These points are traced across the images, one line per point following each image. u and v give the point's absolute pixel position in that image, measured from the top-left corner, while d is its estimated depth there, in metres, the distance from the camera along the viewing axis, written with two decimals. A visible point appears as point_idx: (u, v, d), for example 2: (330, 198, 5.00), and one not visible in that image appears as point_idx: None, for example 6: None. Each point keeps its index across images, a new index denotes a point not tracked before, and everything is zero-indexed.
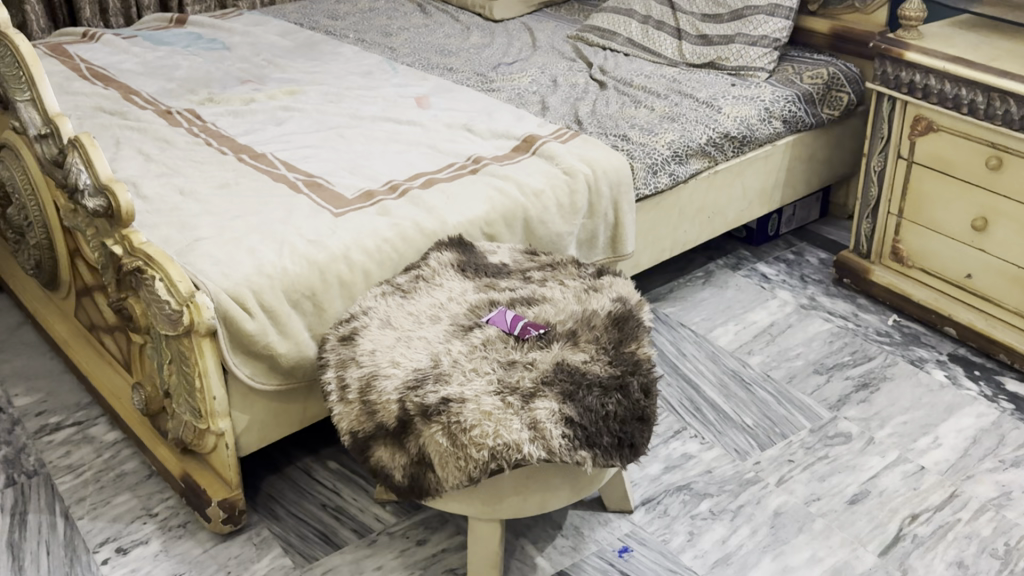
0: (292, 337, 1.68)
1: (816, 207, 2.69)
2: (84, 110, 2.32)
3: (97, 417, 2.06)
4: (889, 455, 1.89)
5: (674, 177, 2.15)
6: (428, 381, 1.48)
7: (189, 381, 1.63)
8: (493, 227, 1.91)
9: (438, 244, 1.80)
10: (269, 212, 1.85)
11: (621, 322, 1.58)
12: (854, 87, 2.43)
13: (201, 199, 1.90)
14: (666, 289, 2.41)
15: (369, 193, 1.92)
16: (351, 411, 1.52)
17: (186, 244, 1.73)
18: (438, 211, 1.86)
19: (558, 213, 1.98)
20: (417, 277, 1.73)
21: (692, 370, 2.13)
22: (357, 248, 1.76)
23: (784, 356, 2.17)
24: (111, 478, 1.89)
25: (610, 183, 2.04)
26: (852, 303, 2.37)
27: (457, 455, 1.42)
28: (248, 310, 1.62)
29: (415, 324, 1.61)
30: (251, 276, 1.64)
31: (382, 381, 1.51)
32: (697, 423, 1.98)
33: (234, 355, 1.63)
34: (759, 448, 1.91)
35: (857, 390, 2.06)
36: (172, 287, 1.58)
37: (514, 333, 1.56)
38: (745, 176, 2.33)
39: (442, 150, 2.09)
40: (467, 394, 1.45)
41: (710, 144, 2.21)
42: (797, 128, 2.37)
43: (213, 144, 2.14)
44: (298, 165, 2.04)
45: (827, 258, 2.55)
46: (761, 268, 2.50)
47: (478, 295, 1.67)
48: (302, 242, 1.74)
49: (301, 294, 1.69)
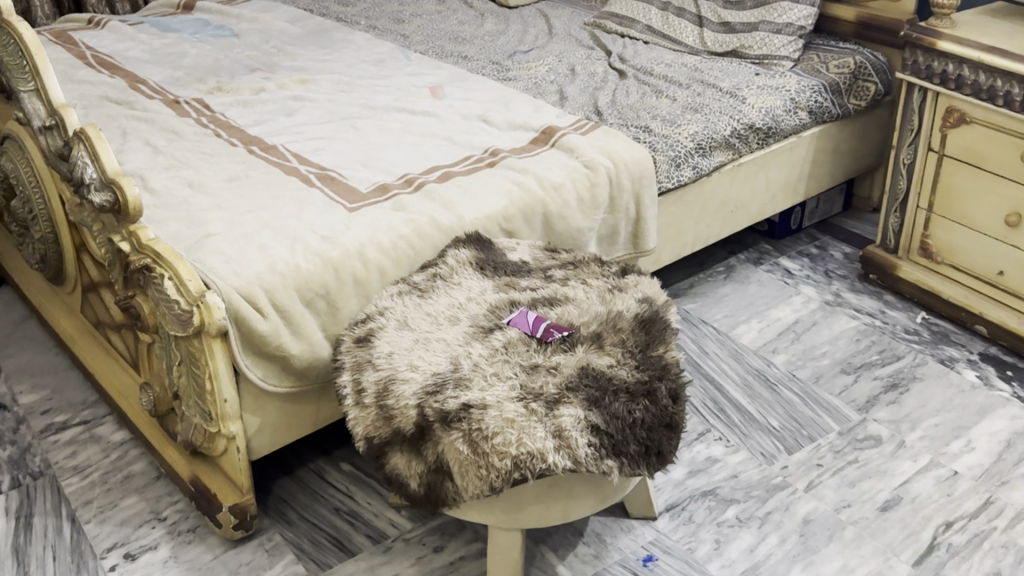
0: (305, 337, 1.62)
1: (839, 200, 2.62)
2: (91, 99, 2.26)
3: (104, 416, 2.01)
4: (921, 459, 1.83)
5: (698, 170, 2.08)
6: (448, 386, 1.42)
7: (198, 383, 1.57)
8: (512, 223, 1.84)
9: (456, 240, 1.74)
10: (281, 208, 1.79)
11: (648, 324, 1.52)
12: (881, 76, 2.36)
13: (210, 193, 1.84)
14: (686, 285, 2.34)
15: (384, 186, 1.86)
16: (368, 416, 1.46)
17: (195, 241, 1.67)
18: (455, 206, 1.80)
19: (579, 208, 1.92)
20: (435, 276, 1.67)
21: (715, 369, 2.06)
22: (372, 244, 1.70)
23: (809, 355, 2.11)
24: (119, 479, 1.84)
25: (632, 176, 1.97)
26: (879, 300, 2.30)
27: (478, 465, 1.36)
28: (261, 310, 1.57)
29: (433, 324, 1.55)
30: (263, 274, 1.59)
31: (399, 385, 1.45)
32: (722, 425, 1.92)
33: (246, 357, 1.57)
34: (786, 451, 1.85)
35: (886, 391, 2.00)
36: (182, 285, 1.52)
37: (537, 335, 1.50)
38: (770, 169, 2.26)
39: (458, 143, 2.03)
40: (488, 399, 1.39)
41: (735, 136, 2.15)
42: (823, 118, 2.30)
43: (223, 135, 2.07)
44: (310, 157, 1.98)
45: (852, 252, 2.48)
46: (784, 263, 2.44)
47: (498, 295, 1.61)
48: (315, 239, 1.68)
49: (315, 294, 1.63)
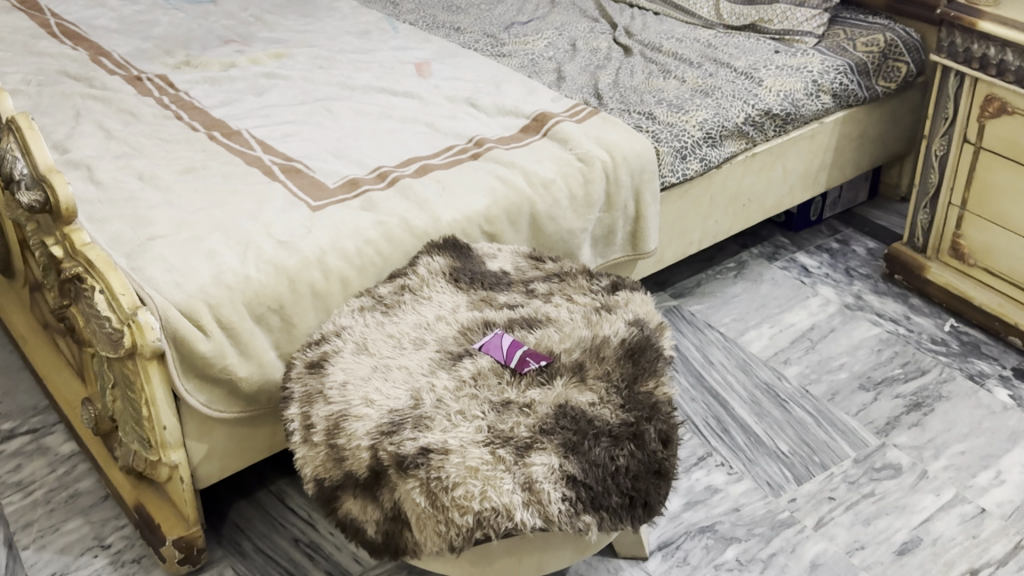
0: (255, 357, 1.45)
1: (864, 188, 2.41)
2: (47, 74, 2.08)
3: (54, 424, 1.85)
4: (944, 493, 1.65)
5: (706, 162, 1.88)
6: (406, 426, 1.25)
7: (135, 409, 1.41)
8: (495, 225, 1.66)
9: (429, 246, 1.55)
10: (237, 205, 1.61)
11: (638, 352, 1.33)
12: (914, 55, 2.14)
13: (162, 186, 1.67)
14: (693, 283, 2.15)
15: (353, 181, 1.68)
16: (317, 455, 1.29)
17: (137, 245, 1.50)
18: (430, 205, 1.62)
19: (571, 207, 1.72)
20: (403, 288, 1.49)
21: (719, 381, 1.88)
22: (334, 251, 1.52)
23: (825, 367, 1.92)
24: (64, 499, 1.69)
25: (632, 171, 1.78)
26: (904, 303, 2.10)
27: (436, 519, 1.19)
28: (203, 329, 1.40)
29: (396, 349, 1.37)
30: (208, 286, 1.42)
31: (352, 422, 1.27)
32: (725, 448, 1.74)
33: (187, 381, 1.40)
34: (794, 481, 1.67)
35: (908, 411, 1.82)
36: (113, 300, 1.35)
37: (510, 365, 1.32)
38: (787, 158, 2.05)
39: (440, 130, 1.83)
40: (450, 443, 1.22)
41: (748, 123, 1.94)
42: (848, 102, 2.09)
43: (184, 118, 1.89)
44: (275, 145, 1.80)
45: (876, 248, 2.27)
46: (802, 259, 2.24)
47: (471, 313, 1.43)
48: (271, 244, 1.50)
49: (267, 308, 1.46)
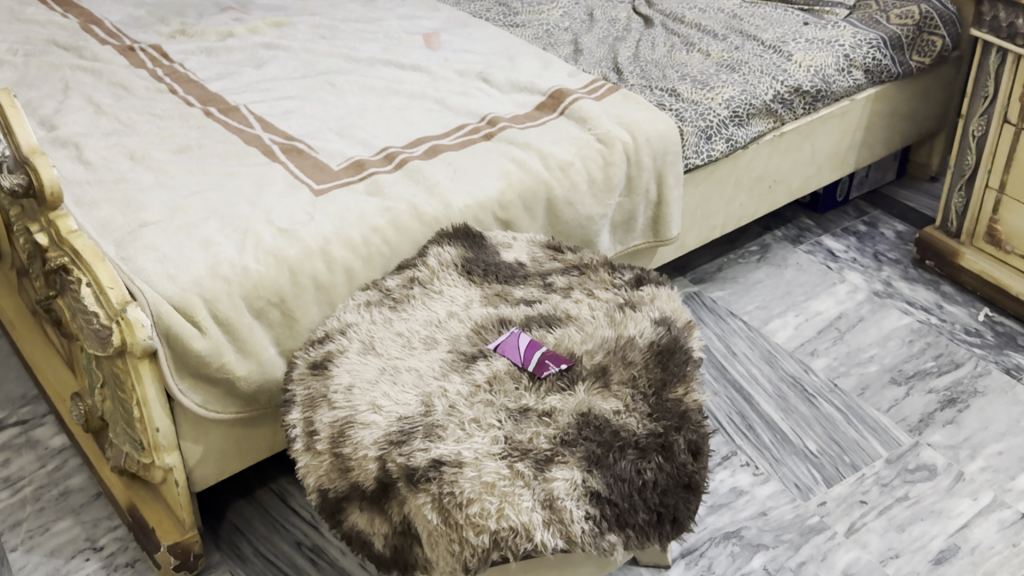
0: (254, 355, 1.36)
1: (892, 167, 2.30)
2: (35, 43, 1.96)
3: (44, 415, 1.76)
4: (982, 498, 1.56)
5: (732, 143, 1.77)
6: (417, 435, 1.16)
7: (126, 409, 1.32)
8: (509, 211, 1.55)
9: (439, 235, 1.45)
10: (235, 188, 1.51)
11: (666, 356, 1.24)
12: (950, 29, 2.02)
13: (154, 166, 1.56)
14: (714, 268, 2.06)
15: (359, 163, 1.57)
16: (321, 465, 1.20)
17: (128, 233, 1.40)
18: (441, 190, 1.51)
19: (590, 192, 1.62)
20: (412, 281, 1.39)
21: (744, 374, 1.79)
22: (338, 240, 1.42)
23: (854, 359, 1.83)
24: (54, 497, 1.60)
25: (654, 152, 1.67)
26: (936, 291, 2.00)
27: (449, 538, 1.10)
28: (199, 325, 1.30)
29: (405, 349, 1.28)
30: (203, 279, 1.32)
31: (358, 430, 1.18)
32: (750, 447, 1.65)
33: (181, 381, 1.31)
34: (824, 483, 1.58)
35: (942, 408, 1.72)
36: (101, 294, 1.26)
37: (528, 368, 1.23)
38: (816, 138, 1.94)
39: (450, 107, 1.73)
40: (465, 455, 1.13)
41: (777, 100, 1.83)
42: (880, 79, 1.97)
43: (179, 92, 1.78)
44: (276, 123, 1.69)
45: (906, 231, 2.17)
46: (827, 242, 2.14)
47: (485, 309, 1.33)
48: (271, 232, 1.40)
49: (267, 302, 1.36)
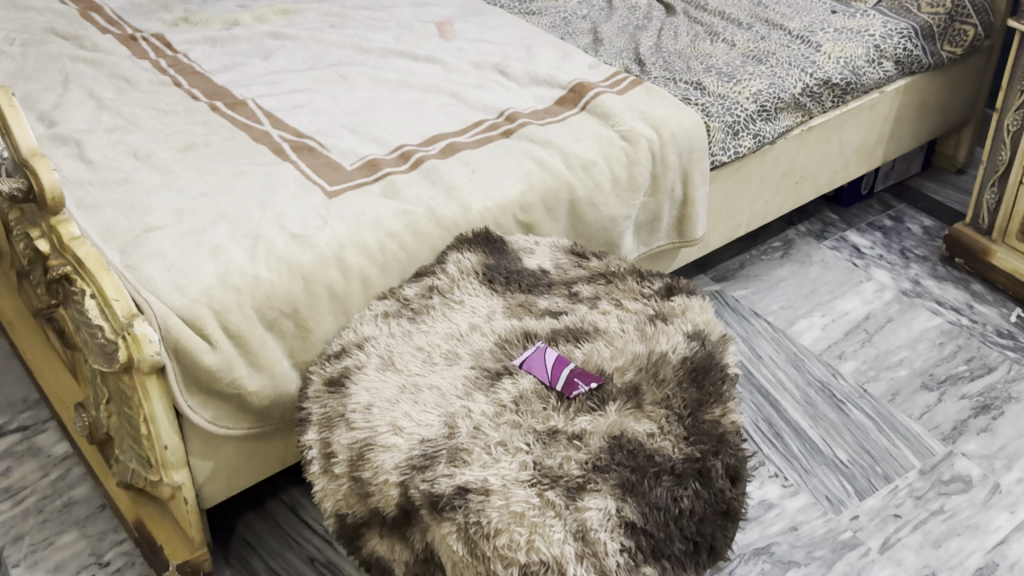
0: (266, 368, 1.29)
1: (918, 159, 2.23)
2: (33, 31, 1.89)
3: (46, 421, 1.70)
4: (1019, 511, 1.50)
5: (760, 139, 1.70)
6: (440, 460, 1.10)
7: (133, 426, 1.26)
8: (531, 213, 1.49)
9: (459, 240, 1.39)
10: (244, 190, 1.44)
11: (701, 374, 1.18)
12: (983, 18, 1.94)
13: (159, 166, 1.49)
14: (736, 265, 1.99)
15: (373, 162, 1.51)
16: (339, 489, 1.14)
17: (133, 239, 1.34)
18: (459, 192, 1.45)
19: (614, 192, 1.55)
20: (431, 289, 1.33)
21: (770, 379, 1.73)
22: (353, 246, 1.36)
23: (883, 363, 1.77)
24: (57, 509, 1.54)
25: (681, 150, 1.60)
26: (966, 290, 1.94)
27: (476, 570, 1.04)
28: (209, 339, 1.24)
29: (425, 365, 1.21)
30: (213, 290, 1.26)
31: (378, 453, 1.12)
32: (778, 457, 1.59)
33: (191, 397, 1.25)
34: (856, 496, 1.53)
35: (976, 415, 1.67)
36: (106, 307, 1.19)
37: (556, 387, 1.17)
38: (844, 131, 1.87)
39: (466, 102, 1.66)
40: (492, 483, 1.07)
41: (806, 94, 1.76)
42: (911, 70, 1.90)
43: (184, 85, 1.71)
44: (285, 118, 1.62)
45: (933, 226, 2.11)
46: (853, 238, 2.07)
47: (509, 322, 1.27)
48: (283, 238, 1.34)
49: (279, 312, 1.30)
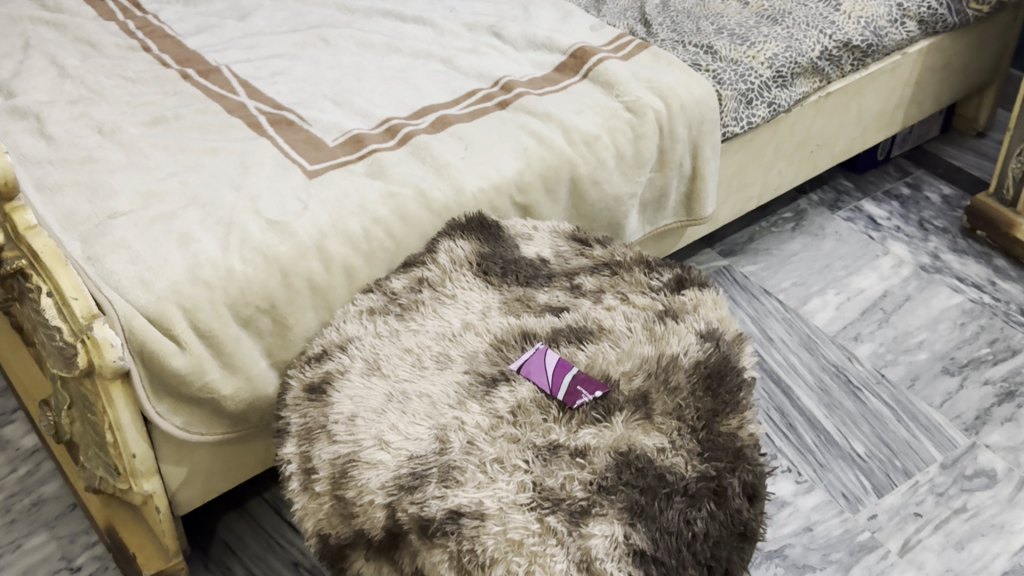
0: (241, 370, 1.19)
1: (937, 122, 2.11)
2: None
3: (15, 411, 1.60)
4: None
5: (775, 107, 1.58)
6: (431, 480, 1.00)
7: (98, 433, 1.16)
8: (529, 194, 1.38)
9: (451, 226, 1.28)
10: (217, 169, 1.32)
11: (715, 380, 1.08)
12: None
13: (125, 142, 1.37)
14: (745, 238, 1.88)
15: (358, 138, 1.39)
16: (320, 508, 1.04)
17: (95, 227, 1.22)
18: (451, 171, 1.33)
19: (619, 168, 1.44)
20: (421, 283, 1.23)
21: (782, 364, 1.64)
22: (336, 234, 1.25)
23: (901, 345, 1.67)
24: (26, 508, 1.45)
25: (690, 121, 1.49)
26: (988, 265, 1.84)
27: None
28: (177, 340, 1.13)
29: (415, 369, 1.12)
30: (182, 285, 1.15)
31: (363, 471, 1.02)
32: (792, 450, 1.50)
33: (159, 403, 1.15)
34: (874, 493, 1.44)
35: (1000, 403, 1.57)
36: (63, 305, 1.08)
37: (558, 397, 1.07)
38: (863, 96, 1.75)
39: (459, 69, 1.54)
40: (487, 506, 0.97)
41: (824, 57, 1.63)
42: (935, 30, 1.77)
43: (153, 50, 1.59)
44: (262, 88, 1.50)
45: (952, 195, 2.00)
46: (868, 208, 1.96)
47: (505, 320, 1.17)
48: (259, 225, 1.23)
49: (255, 309, 1.19)
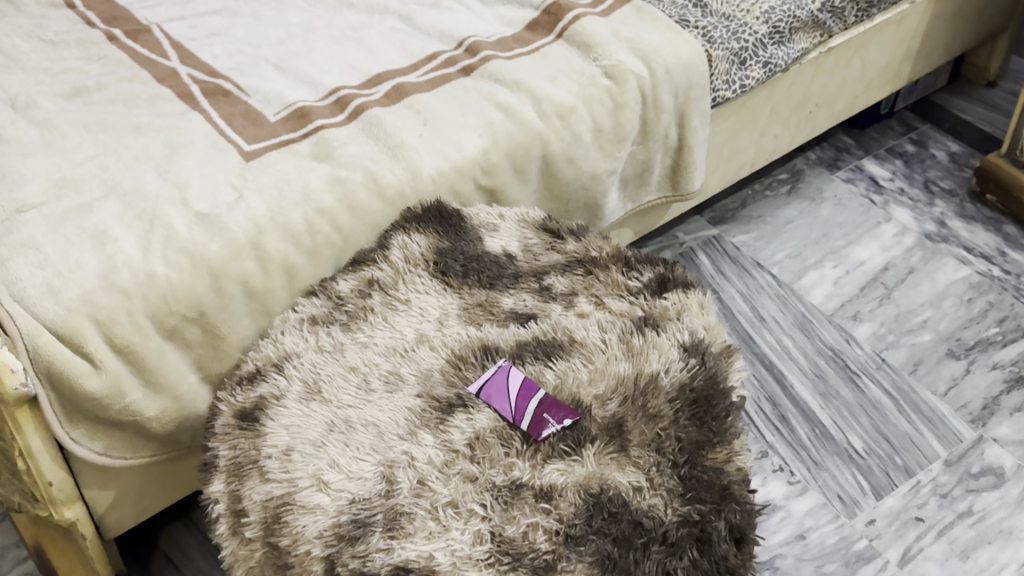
0: (167, 387, 1.06)
1: (944, 74, 1.96)
2: None
3: None
4: None
5: (771, 67, 1.42)
6: (375, 529, 0.86)
7: (8, 460, 1.03)
8: (495, 175, 1.23)
9: (405, 220, 1.14)
10: (142, 150, 1.16)
11: (699, 405, 0.95)
12: None
13: (40, 118, 1.21)
14: (735, 204, 1.74)
15: (303, 111, 1.23)
16: (251, 556, 0.93)
17: None
18: (407, 151, 1.18)
19: (596, 143, 1.29)
20: (371, 286, 1.10)
21: (774, 347, 1.51)
22: (275, 229, 1.10)
23: (904, 325, 1.54)
24: None
25: (675, 88, 1.34)
26: (997, 233, 1.70)
27: None
28: (90, 358, 0.99)
29: (361, 391, 0.99)
30: (95, 293, 1.00)
31: (298, 516, 0.89)
32: (785, 447, 1.38)
33: (74, 428, 1.02)
34: (872, 494, 1.33)
35: (1009, 391, 1.45)
36: None
37: (521, 427, 0.94)
38: (868, 50, 1.59)
39: (419, 27, 1.38)
40: (438, 562, 0.83)
41: (827, 9, 1.46)
42: None
43: (77, 5, 1.42)
44: (197, 52, 1.34)
45: (960, 153, 1.85)
46: (869, 168, 1.82)
47: (463, 330, 1.04)
48: (186, 220, 1.08)
49: (183, 318, 1.05)
